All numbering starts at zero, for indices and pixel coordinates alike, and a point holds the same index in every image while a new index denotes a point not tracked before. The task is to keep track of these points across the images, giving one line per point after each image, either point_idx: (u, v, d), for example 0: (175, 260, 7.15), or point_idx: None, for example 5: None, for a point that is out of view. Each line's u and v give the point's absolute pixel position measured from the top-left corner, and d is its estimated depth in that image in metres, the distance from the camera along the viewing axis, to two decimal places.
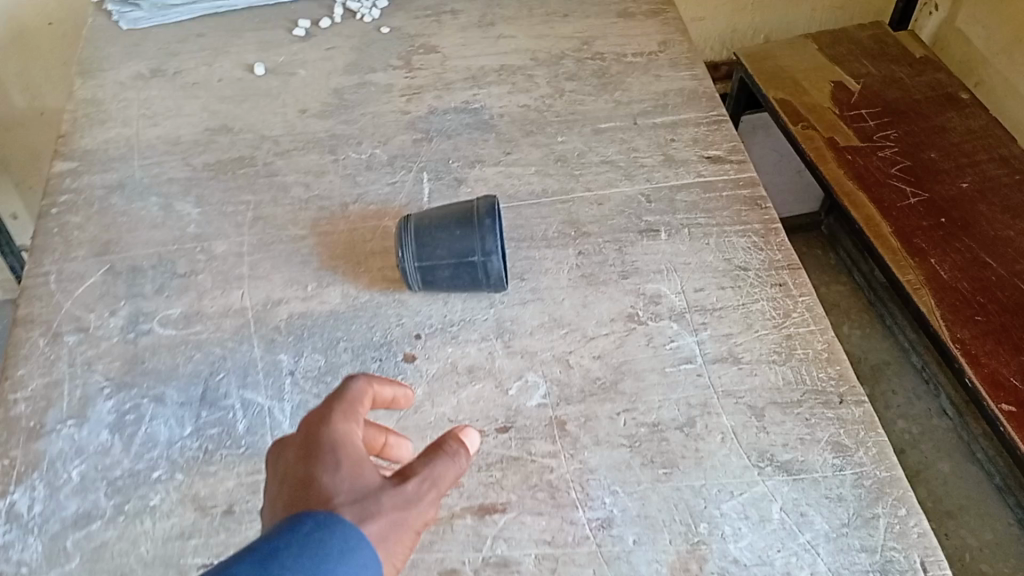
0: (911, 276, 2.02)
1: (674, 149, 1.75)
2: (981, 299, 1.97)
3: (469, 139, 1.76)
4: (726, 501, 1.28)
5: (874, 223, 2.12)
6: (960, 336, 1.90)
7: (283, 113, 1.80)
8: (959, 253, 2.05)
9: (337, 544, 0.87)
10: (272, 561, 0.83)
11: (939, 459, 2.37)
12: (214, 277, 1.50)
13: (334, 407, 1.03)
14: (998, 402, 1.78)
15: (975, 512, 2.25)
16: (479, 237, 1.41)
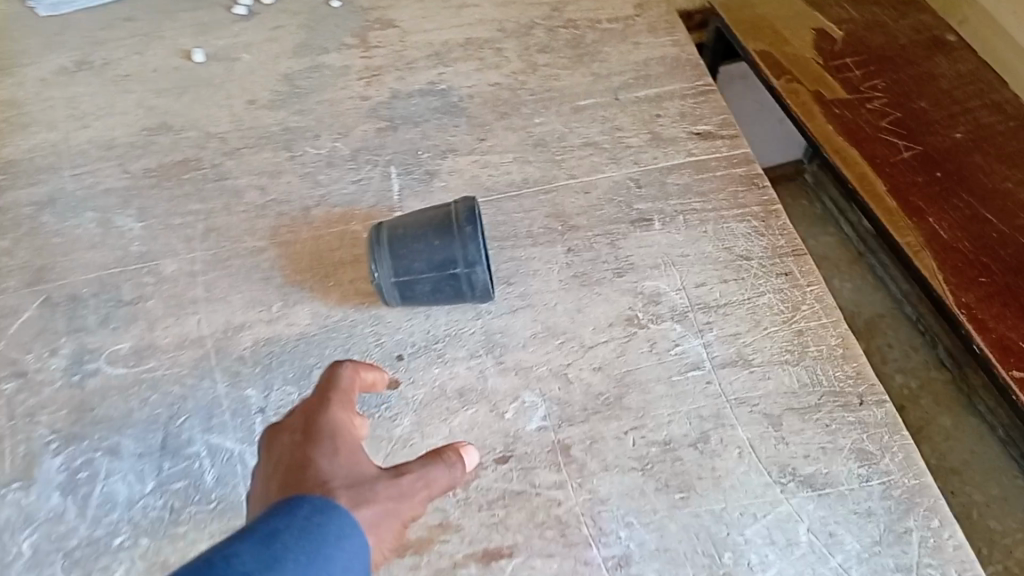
0: (910, 237, 1.83)
1: (661, 125, 1.61)
2: (983, 258, 1.80)
3: (437, 125, 1.61)
4: (750, 526, 1.17)
5: (869, 181, 1.94)
6: (965, 301, 1.73)
7: (228, 106, 1.63)
8: (957, 210, 1.87)
9: (337, 530, 0.78)
10: (274, 539, 0.73)
11: (941, 413, 2.09)
12: (165, 303, 1.36)
13: (328, 395, 1.00)
14: (1008, 369, 1.63)
15: (983, 469, 1.99)
16: (461, 247, 1.25)
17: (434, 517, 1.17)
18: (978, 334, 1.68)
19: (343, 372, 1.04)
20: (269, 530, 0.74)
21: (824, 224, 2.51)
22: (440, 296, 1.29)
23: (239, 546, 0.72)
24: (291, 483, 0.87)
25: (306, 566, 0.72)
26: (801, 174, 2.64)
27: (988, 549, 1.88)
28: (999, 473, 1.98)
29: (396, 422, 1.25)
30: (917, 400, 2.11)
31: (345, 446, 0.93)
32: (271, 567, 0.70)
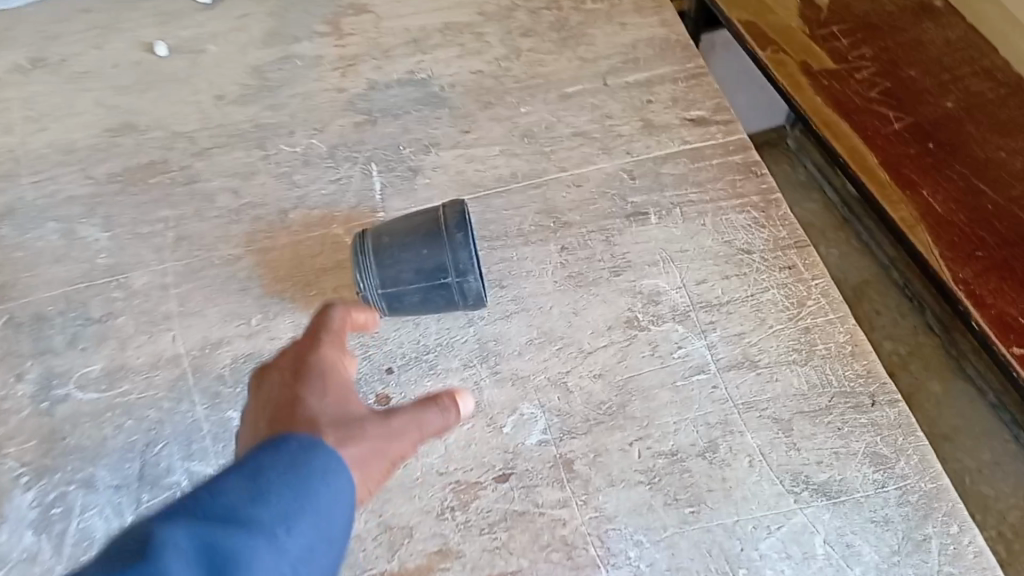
0: (904, 212, 1.74)
1: (653, 111, 1.54)
2: (979, 233, 1.70)
3: (418, 117, 1.53)
4: (764, 540, 1.11)
5: (859, 153, 1.82)
6: (963, 276, 1.64)
7: (195, 102, 1.54)
8: (953, 182, 1.77)
9: (323, 465, 0.81)
10: (260, 477, 0.78)
11: (932, 378, 2.04)
12: (136, 320, 1.28)
13: (320, 335, 1.03)
14: (1008, 346, 1.54)
15: (974, 434, 1.95)
16: (452, 257, 1.19)
17: (433, 542, 1.11)
18: (977, 311, 1.59)
19: (334, 316, 1.06)
20: (257, 467, 0.79)
21: (806, 190, 2.36)
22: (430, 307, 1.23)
23: (228, 481, 0.77)
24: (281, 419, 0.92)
25: (291, 502, 0.77)
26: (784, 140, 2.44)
27: (983, 516, 1.86)
28: (993, 436, 1.95)
29: None
30: (907, 368, 2.06)
31: (334, 385, 0.97)
32: (257, 502, 0.75)
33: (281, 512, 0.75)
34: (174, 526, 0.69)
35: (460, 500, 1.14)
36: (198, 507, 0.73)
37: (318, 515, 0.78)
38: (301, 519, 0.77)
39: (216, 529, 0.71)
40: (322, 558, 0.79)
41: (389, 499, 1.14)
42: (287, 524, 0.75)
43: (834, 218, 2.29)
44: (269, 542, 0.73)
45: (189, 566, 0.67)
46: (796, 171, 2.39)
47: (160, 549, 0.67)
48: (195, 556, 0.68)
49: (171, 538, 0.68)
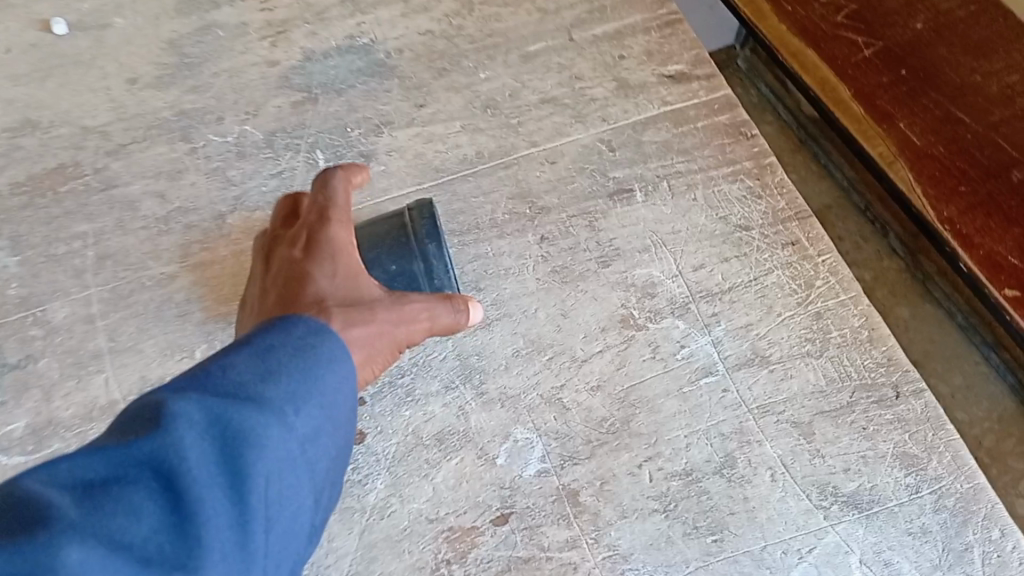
0: (882, 147, 1.48)
1: (627, 68, 1.37)
2: (961, 165, 1.44)
3: (364, 91, 1.33)
4: (796, 566, 1.01)
5: (832, 86, 1.54)
6: (946, 216, 1.40)
7: (104, 88, 1.33)
8: (928, 111, 1.49)
9: (332, 350, 0.70)
10: (269, 356, 0.67)
11: (896, 304, 1.64)
12: (62, 363, 1.13)
13: (326, 207, 0.92)
14: (1000, 287, 1.34)
15: (943, 357, 1.60)
16: (425, 270, 1.04)
17: None
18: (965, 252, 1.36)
19: (336, 185, 0.94)
20: (264, 347, 0.68)
21: (756, 113, 1.87)
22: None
23: (237, 359, 0.66)
24: (283, 300, 0.84)
25: (301, 382, 0.66)
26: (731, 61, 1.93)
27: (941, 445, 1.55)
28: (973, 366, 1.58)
29: (367, 487, 1.05)
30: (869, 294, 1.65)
31: (343, 263, 0.88)
32: (267, 382, 0.64)
33: (291, 392, 0.65)
34: (185, 398, 0.59)
35: (456, 550, 1.02)
36: (205, 381, 0.62)
37: (326, 403, 0.68)
38: (311, 402, 0.66)
39: (227, 402, 0.60)
40: (330, 446, 0.69)
41: (376, 557, 1.02)
42: (298, 406, 0.65)
43: (789, 142, 1.83)
44: (281, 425, 0.63)
45: (202, 443, 0.57)
46: (748, 93, 1.89)
47: (172, 421, 0.57)
48: (208, 432, 0.58)
49: (184, 411, 0.57)
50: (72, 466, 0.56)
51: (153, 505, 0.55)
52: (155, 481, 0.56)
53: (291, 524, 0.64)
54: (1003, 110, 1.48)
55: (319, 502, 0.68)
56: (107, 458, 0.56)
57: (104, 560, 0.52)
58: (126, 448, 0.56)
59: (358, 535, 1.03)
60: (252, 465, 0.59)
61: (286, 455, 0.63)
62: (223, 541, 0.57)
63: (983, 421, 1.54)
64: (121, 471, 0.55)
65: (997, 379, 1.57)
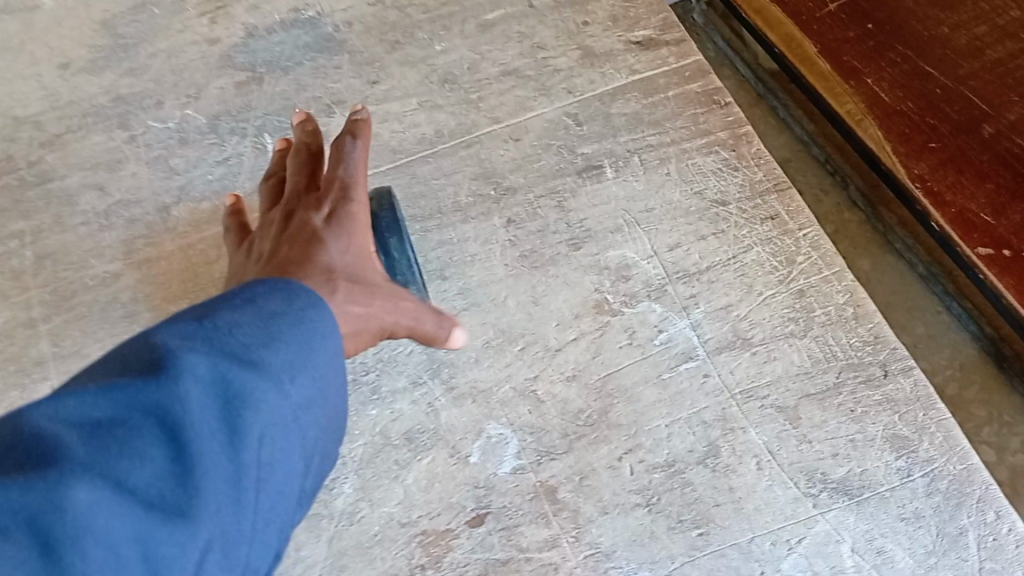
0: (850, 104, 1.38)
1: (591, 35, 1.29)
2: (930, 121, 1.33)
3: (313, 69, 1.25)
4: (786, 558, 0.98)
5: (798, 43, 1.44)
6: (916, 173, 1.31)
7: (35, 75, 1.26)
8: (895, 66, 1.37)
9: (330, 322, 0.66)
10: (275, 321, 0.62)
11: (858, 256, 1.42)
12: (3, 371, 1.06)
13: (347, 187, 0.91)
14: (972, 245, 1.25)
15: (904, 307, 1.38)
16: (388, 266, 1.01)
17: None
18: (934, 210, 1.28)
19: (356, 163, 0.94)
20: (270, 307, 0.63)
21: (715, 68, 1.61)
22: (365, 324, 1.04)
23: (243, 314, 0.62)
24: (293, 262, 0.81)
25: (301, 353, 0.62)
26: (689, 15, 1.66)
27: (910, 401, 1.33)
28: (936, 320, 1.37)
29: (334, 491, 1.00)
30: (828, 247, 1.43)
31: (355, 239, 0.86)
32: (273, 342, 0.61)
33: (293, 359, 0.61)
34: (192, 350, 0.56)
35: (431, 555, 0.97)
36: (211, 331, 0.59)
37: (327, 373, 0.64)
38: (308, 373, 0.62)
39: (230, 359, 0.57)
40: (327, 415, 0.64)
41: (347, 566, 0.96)
42: (299, 371, 0.61)
43: (747, 98, 1.56)
44: (280, 389, 0.59)
45: (205, 398, 0.55)
46: (702, 48, 1.63)
47: (178, 372, 0.54)
48: (211, 388, 0.55)
49: (192, 364, 0.55)
50: (74, 403, 0.53)
51: (156, 452, 0.52)
52: (158, 429, 0.53)
53: (285, 490, 0.61)
54: (972, 63, 1.35)
55: (314, 472, 0.65)
56: (112, 399, 0.53)
57: (112, 503, 0.50)
58: (131, 391, 0.53)
59: (326, 542, 0.97)
60: (251, 427, 0.56)
61: (282, 421, 0.60)
62: (219, 497, 0.54)
63: (944, 370, 1.33)
64: (123, 415, 0.52)
65: (960, 331, 1.35)
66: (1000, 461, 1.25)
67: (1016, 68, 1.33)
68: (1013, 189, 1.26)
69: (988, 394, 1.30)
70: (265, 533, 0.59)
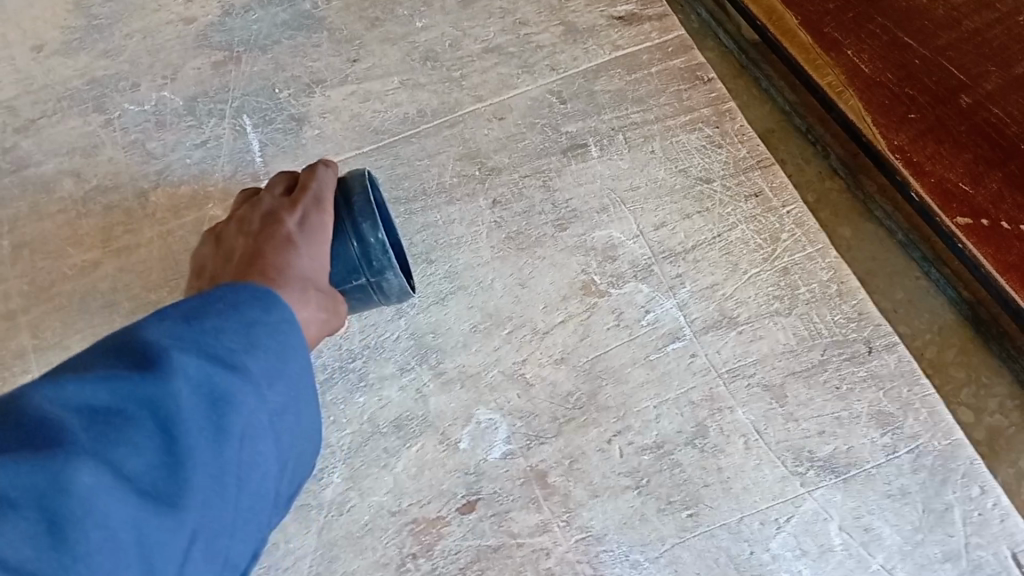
0: (830, 76, 1.34)
1: (573, 10, 1.27)
2: (909, 91, 1.30)
3: (292, 47, 1.23)
4: (775, 538, 0.99)
5: (777, 14, 1.39)
6: (896, 143, 1.28)
7: (8, 59, 1.23)
8: (875, 37, 1.33)
9: (300, 337, 0.73)
10: (254, 329, 0.70)
11: (838, 223, 1.35)
12: None
13: (321, 196, 0.97)
14: (951, 216, 1.24)
15: (884, 275, 1.31)
16: (362, 253, 0.96)
17: None
18: (914, 180, 1.26)
19: (328, 176, 0.99)
20: (250, 313, 0.71)
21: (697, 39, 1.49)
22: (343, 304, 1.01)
23: (225, 318, 0.69)
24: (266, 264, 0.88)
25: (276, 364, 0.70)
26: None
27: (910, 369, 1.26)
28: (917, 287, 1.31)
29: (324, 481, 0.99)
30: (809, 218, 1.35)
31: (325, 248, 0.93)
32: (251, 350, 0.69)
33: (270, 369, 0.69)
34: (181, 351, 0.65)
35: (422, 543, 0.97)
36: (198, 333, 0.67)
37: (298, 379, 0.72)
38: (284, 381, 0.71)
39: (214, 363, 0.66)
40: (299, 420, 0.73)
41: (338, 556, 0.96)
42: (272, 380, 0.70)
43: (729, 69, 1.46)
44: (259, 395, 0.68)
45: (190, 398, 0.63)
46: (687, 20, 1.51)
47: (172, 372, 0.63)
48: (196, 389, 0.64)
49: (182, 365, 0.64)
50: (74, 389, 0.60)
51: (149, 444, 0.61)
52: (154, 423, 0.62)
53: (264, 488, 0.70)
54: (950, 33, 1.31)
55: (288, 477, 0.73)
56: (112, 390, 0.61)
57: (110, 489, 0.59)
58: (130, 386, 0.61)
59: (316, 533, 0.97)
60: (231, 428, 0.65)
61: (260, 425, 0.68)
62: (203, 488, 0.63)
63: (923, 335, 1.28)
64: (121, 406, 0.61)
65: (937, 295, 1.30)
66: (978, 423, 1.22)
67: (995, 37, 1.30)
68: (992, 159, 1.25)
69: (967, 357, 1.26)
70: (245, 529, 0.68)
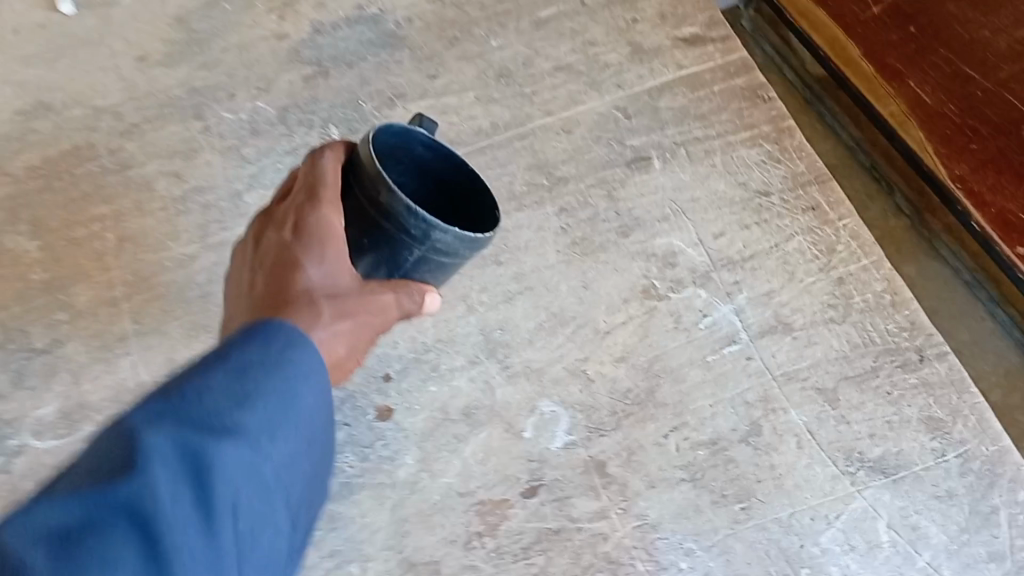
0: (892, 106, 1.52)
1: (640, 32, 1.35)
2: (971, 124, 1.45)
3: (375, 63, 1.32)
4: (824, 532, 1.03)
5: (840, 45, 1.57)
6: (957, 173, 1.45)
7: (114, 68, 1.31)
8: (938, 70, 1.48)
9: (311, 365, 0.64)
10: (247, 375, 0.60)
11: (904, 260, 1.55)
12: (88, 346, 1.12)
13: (316, 193, 0.82)
14: (1011, 245, 1.39)
15: (950, 315, 1.51)
16: (389, 221, 0.81)
17: None
18: (976, 211, 1.42)
19: (324, 167, 0.83)
20: (241, 361, 0.61)
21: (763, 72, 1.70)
22: (425, 274, 0.87)
23: (209, 377, 0.59)
24: (271, 294, 0.76)
25: (277, 406, 0.60)
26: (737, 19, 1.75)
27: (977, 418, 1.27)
28: (983, 326, 1.50)
29: (396, 462, 1.04)
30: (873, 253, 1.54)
31: (334, 251, 0.79)
32: (244, 403, 0.59)
33: (266, 418, 0.59)
34: (156, 429, 0.53)
35: (487, 523, 1.01)
36: (176, 404, 0.56)
37: (300, 414, 0.62)
38: (283, 427, 0.61)
39: (199, 432, 0.55)
40: (304, 468, 0.63)
41: (408, 532, 1.00)
42: (271, 430, 0.60)
43: (797, 103, 1.67)
44: (257, 452, 0.58)
45: (177, 482, 0.52)
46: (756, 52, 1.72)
47: (147, 461, 0.52)
48: (180, 468, 0.53)
49: (159, 449, 0.52)
50: (43, 511, 0.50)
51: (129, 550, 0.50)
52: (132, 524, 0.50)
53: (270, 552, 0.58)
54: (1012, 66, 1.44)
55: (300, 526, 0.64)
56: (81, 500, 0.50)
57: None
58: (101, 491, 0.50)
59: (389, 509, 1.01)
60: (226, 502, 0.54)
61: (260, 485, 0.58)
62: None
63: None
64: (92, 517, 0.50)
65: (1004, 335, 1.49)
66: None
67: None
68: None
69: None
70: None
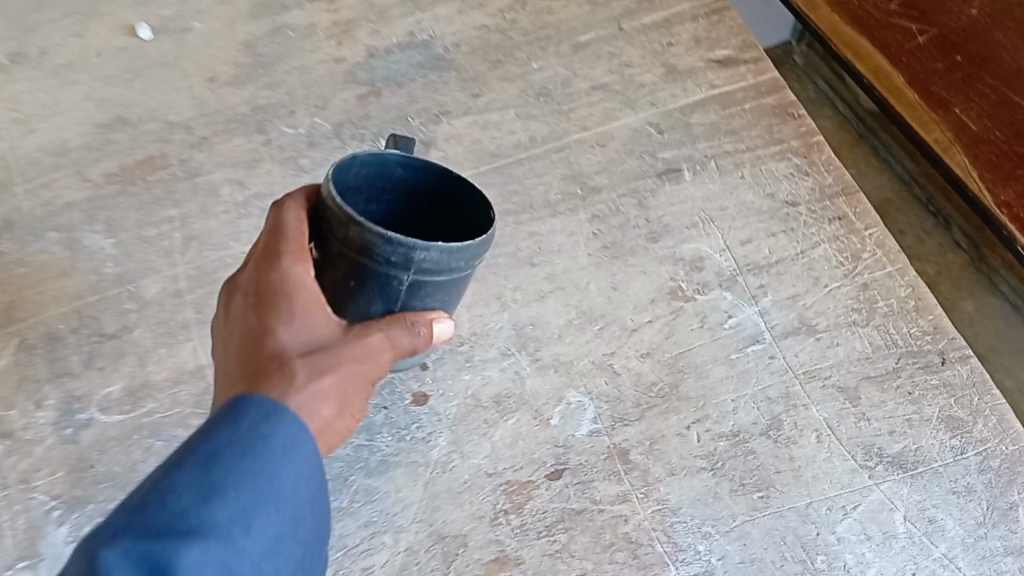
0: (937, 132, 1.51)
1: (675, 55, 1.43)
2: (1019, 148, 1.48)
3: (424, 84, 1.41)
4: (841, 522, 1.05)
5: (885, 74, 1.58)
6: (1003, 200, 1.42)
7: (187, 87, 1.42)
8: (986, 97, 1.53)
9: (282, 444, 0.72)
10: (208, 469, 0.68)
11: (963, 298, 1.67)
12: (153, 333, 1.20)
13: (277, 254, 0.87)
14: None
15: (1009, 351, 1.63)
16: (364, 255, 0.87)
17: (489, 550, 1.02)
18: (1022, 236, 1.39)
19: (286, 221, 0.89)
20: (208, 452, 0.69)
21: (815, 108, 1.89)
22: (425, 299, 0.92)
23: (180, 476, 0.67)
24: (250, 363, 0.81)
25: (248, 491, 0.68)
26: (790, 58, 1.95)
27: None
28: None
29: (429, 443, 1.09)
30: (936, 288, 1.68)
31: (305, 311, 0.84)
32: (211, 498, 0.67)
33: (235, 508, 0.67)
34: (118, 544, 0.62)
35: (513, 502, 1.06)
36: (145, 513, 0.65)
37: (275, 492, 0.70)
38: (256, 508, 0.68)
39: (162, 537, 0.63)
40: (294, 544, 0.71)
41: (439, 508, 1.05)
42: (243, 517, 0.67)
43: (851, 136, 1.84)
44: (229, 541, 0.66)
45: None
46: (806, 89, 1.92)
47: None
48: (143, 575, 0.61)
49: (119, 564, 0.61)
50: None
51: None
52: None
53: None
54: None
55: None
56: None
57: None
58: None
59: (422, 486, 1.06)
60: None
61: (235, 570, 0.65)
62: None
63: None
64: None
65: None
66: None
67: None
68: None
69: None
70: None
